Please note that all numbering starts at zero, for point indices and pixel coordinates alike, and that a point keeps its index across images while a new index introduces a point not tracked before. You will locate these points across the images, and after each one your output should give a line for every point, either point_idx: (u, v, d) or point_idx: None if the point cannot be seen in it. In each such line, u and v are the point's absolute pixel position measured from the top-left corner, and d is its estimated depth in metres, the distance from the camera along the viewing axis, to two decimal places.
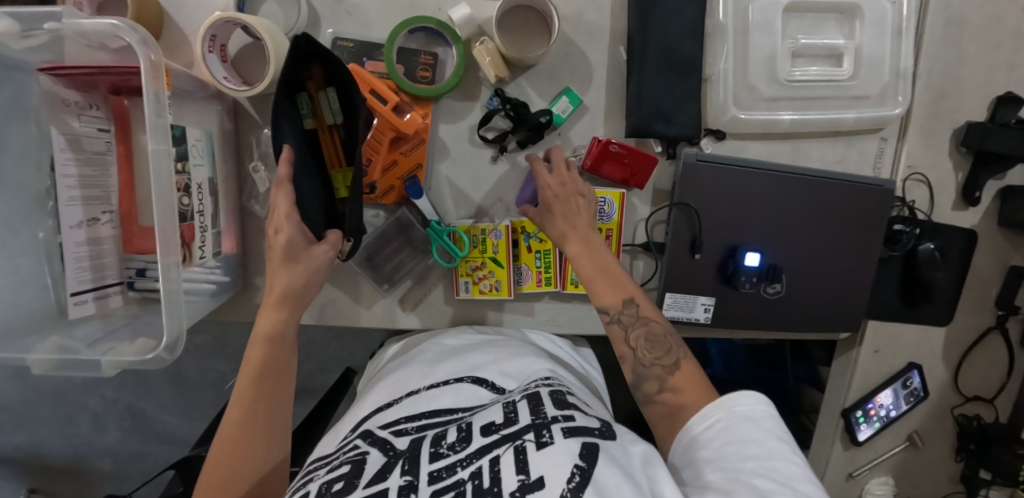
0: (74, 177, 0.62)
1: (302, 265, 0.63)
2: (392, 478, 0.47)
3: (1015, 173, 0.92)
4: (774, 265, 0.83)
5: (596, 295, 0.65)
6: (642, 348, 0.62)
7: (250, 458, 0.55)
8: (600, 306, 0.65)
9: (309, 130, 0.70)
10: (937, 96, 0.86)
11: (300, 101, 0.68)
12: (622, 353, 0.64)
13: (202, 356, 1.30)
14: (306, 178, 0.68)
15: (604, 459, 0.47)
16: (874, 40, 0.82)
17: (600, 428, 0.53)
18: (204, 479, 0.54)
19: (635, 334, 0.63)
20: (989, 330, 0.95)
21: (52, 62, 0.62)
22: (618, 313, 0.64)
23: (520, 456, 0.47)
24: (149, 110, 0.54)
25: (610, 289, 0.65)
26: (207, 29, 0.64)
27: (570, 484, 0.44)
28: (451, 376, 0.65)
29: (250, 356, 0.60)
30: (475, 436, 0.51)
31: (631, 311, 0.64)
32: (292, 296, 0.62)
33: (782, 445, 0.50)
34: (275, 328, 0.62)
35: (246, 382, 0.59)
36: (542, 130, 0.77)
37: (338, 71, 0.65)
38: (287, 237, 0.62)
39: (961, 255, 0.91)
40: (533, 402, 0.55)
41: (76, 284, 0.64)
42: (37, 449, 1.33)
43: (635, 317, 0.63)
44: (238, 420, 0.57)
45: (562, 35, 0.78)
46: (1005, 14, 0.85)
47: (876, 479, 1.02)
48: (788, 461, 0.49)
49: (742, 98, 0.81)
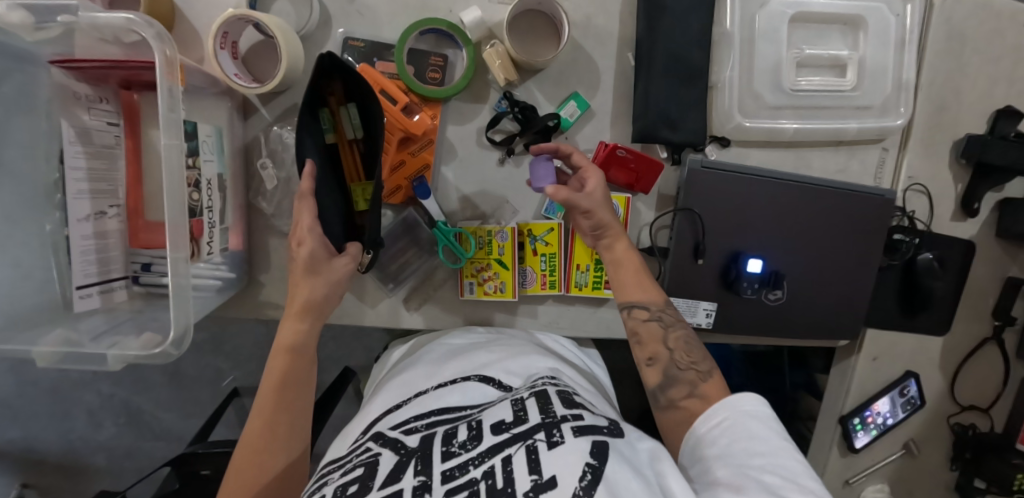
0: (82, 170, 0.63)
1: (323, 276, 0.65)
2: (406, 479, 0.48)
3: (1013, 185, 0.93)
4: (776, 272, 0.84)
5: (639, 295, 0.69)
6: (680, 349, 0.66)
7: (269, 468, 0.59)
8: (642, 302, 0.69)
9: (330, 144, 0.70)
10: (938, 108, 0.88)
11: (321, 116, 0.69)
12: (657, 352, 0.67)
13: (201, 353, 1.30)
14: (324, 182, 0.69)
15: (615, 456, 0.48)
16: (878, 52, 0.83)
17: (608, 426, 0.54)
18: (228, 483, 0.58)
19: (674, 334, 0.67)
20: (985, 340, 0.97)
21: (64, 55, 0.62)
22: (660, 312, 0.69)
23: (532, 455, 0.48)
24: (162, 105, 0.55)
25: (651, 291, 0.70)
26: (219, 26, 0.65)
27: (583, 481, 0.45)
28: (458, 375, 0.65)
29: (273, 367, 0.63)
30: (486, 435, 0.52)
31: (670, 313, 0.69)
32: (313, 309, 0.65)
33: (785, 442, 0.54)
34: (296, 340, 0.64)
35: (268, 393, 0.62)
36: (549, 133, 0.78)
37: (358, 84, 0.65)
38: (309, 250, 0.64)
39: (960, 265, 0.93)
40: (542, 401, 0.56)
41: (81, 277, 0.64)
42: (31, 444, 1.32)
43: (674, 318, 0.69)
44: (259, 429, 0.60)
45: (571, 39, 0.79)
46: (1005, 29, 0.87)
47: (872, 487, 1.03)
48: (791, 458, 0.52)
49: (747, 105, 0.82)
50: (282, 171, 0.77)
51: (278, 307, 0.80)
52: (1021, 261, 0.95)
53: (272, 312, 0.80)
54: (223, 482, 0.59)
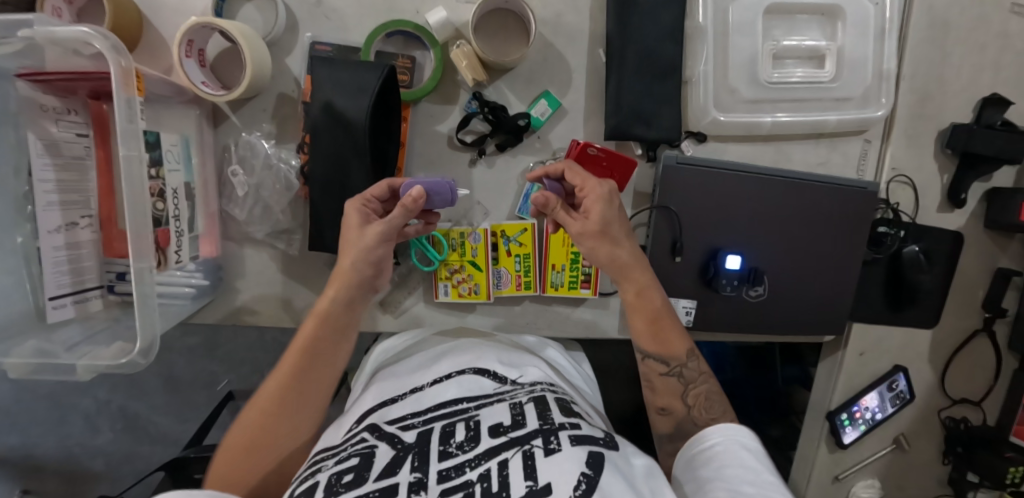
0: (51, 182, 0.63)
1: (354, 241, 0.65)
2: (402, 474, 0.48)
3: (1002, 174, 0.91)
4: (755, 268, 0.82)
5: (658, 348, 0.67)
6: (699, 407, 0.65)
7: (278, 434, 0.62)
8: (668, 355, 0.67)
9: (319, 137, 0.67)
10: (922, 97, 0.86)
11: (318, 111, 0.67)
12: (671, 405, 0.67)
13: (196, 356, 1.31)
14: (321, 188, 0.70)
15: (610, 468, 0.48)
16: (856, 42, 0.81)
17: (604, 437, 0.54)
18: (236, 432, 0.62)
19: (694, 391, 0.66)
20: (976, 332, 0.95)
21: (30, 68, 0.62)
22: (681, 368, 0.67)
23: (528, 462, 0.48)
24: (120, 115, 0.55)
25: (677, 342, 0.68)
26: (183, 35, 0.64)
27: (577, 490, 0.44)
28: (454, 369, 0.64)
29: (303, 328, 0.65)
30: (484, 437, 0.52)
31: (693, 367, 0.68)
32: (344, 276, 0.65)
33: (774, 476, 0.54)
34: (327, 303, 0.65)
35: (294, 354, 0.64)
36: (520, 133, 0.77)
37: (387, 92, 0.70)
38: (350, 217, 0.65)
39: (946, 257, 0.91)
40: (541, 407, 0.56)
41: (54, 288, 0.64)
42: (30, 450, 1.35)
43: (697, 373, 0.68)
44: (277, 392, 0.63)
45: (541, 37, 0.78)
46: (991, 14, 0.85)
47: (863, 482, 1.02)
48: (779, 491, 0.52)
49: (723, 100, 0.81)
50: (253, 177, 0.75)
51: (255, 313, 0.80)
52: (1012, 251, 0.93)
53: (250, 319, 0.80)
54: (230, 433, 0.63)
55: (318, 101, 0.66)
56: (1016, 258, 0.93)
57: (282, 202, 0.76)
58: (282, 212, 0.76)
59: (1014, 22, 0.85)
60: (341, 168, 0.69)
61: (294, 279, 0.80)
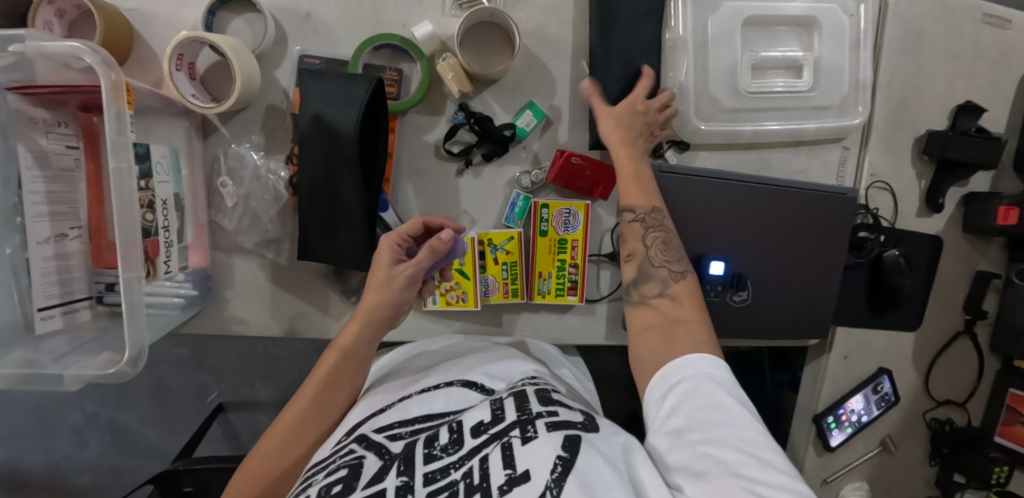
0: (41, 194, 0.63)
1: (384, 283, 0.67)
2: (389, 479, 0.48)
3: (978, 179, 0.93)
4: (739, 274, 0.84)
5: (636, 194, 0.69)
6: (656, 248, 0.68)
7: (288, 461, 0.61)
8: (628, 205, 0.69)
9: (304, 147, 0.69)
10: (898, 106, 0.88)
11: (307, 124, 0.68)
12: (635, 250, 0.68)
13: (185, 367, 1.31)
14: (308, 197, 0.71)
15: (587, 448, 0.48)
16: (833, 52, 0.84)
17: (583, 421, 0.54)
18: (245, 467, 0.60)
19: (653, 234, 0.68)
20: (957, 334, 0.97)
21: (21, 82, 0.63)
22: (644, 215, 0.69)
23: (506, 452, 0.48)
24: (110, 128, 0.56)
25: (649, 194, 0.70)
26: (174, 49, 0.66)
27: (553, 474, 0.45)
28: (442, 381, 0.64)
29: (325, 360, 0.66)
30: (466, 438, 0.52)
31: (655, 217, 0.69)
32: (373, 316, 0.67)
33: (745, 409, 0.50)
34: (353, 344, 0.66)
35: (312, 389, 0.64)
36: (506, 143, 0.79)
37: (376, 106, 0.70)
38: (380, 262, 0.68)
39: (927, 261, 0.93)
40: (519, 399, 0.56)
41: (42, 298, 0.64)
42: (17, 464, 1.33)
43: (659, 220, 0.69)
44: (292, 422, 0.62)
45: (525, 49, 0.80)
46: (962, 25, 0.87)
47: (851, 485, 1.03)
48: (750, 428, 0.49)
49: (704, 108, 0.83)
50: (242, 187, 0.76)
51: (244, 322, 0.81)
52: (991, 255, 0.96)
53: (239, 328, 0.81)
54: (244, 462, 0.61)
55: (307, 113, 0.67)
56: (996, 262, 0.96)
57: (270, 211, 0.77)
58: (271, 222, 0.77)
59: (985, 33, 0.88)
60: (329, 179, 0.69)
61: (283, 289, 0.80)
